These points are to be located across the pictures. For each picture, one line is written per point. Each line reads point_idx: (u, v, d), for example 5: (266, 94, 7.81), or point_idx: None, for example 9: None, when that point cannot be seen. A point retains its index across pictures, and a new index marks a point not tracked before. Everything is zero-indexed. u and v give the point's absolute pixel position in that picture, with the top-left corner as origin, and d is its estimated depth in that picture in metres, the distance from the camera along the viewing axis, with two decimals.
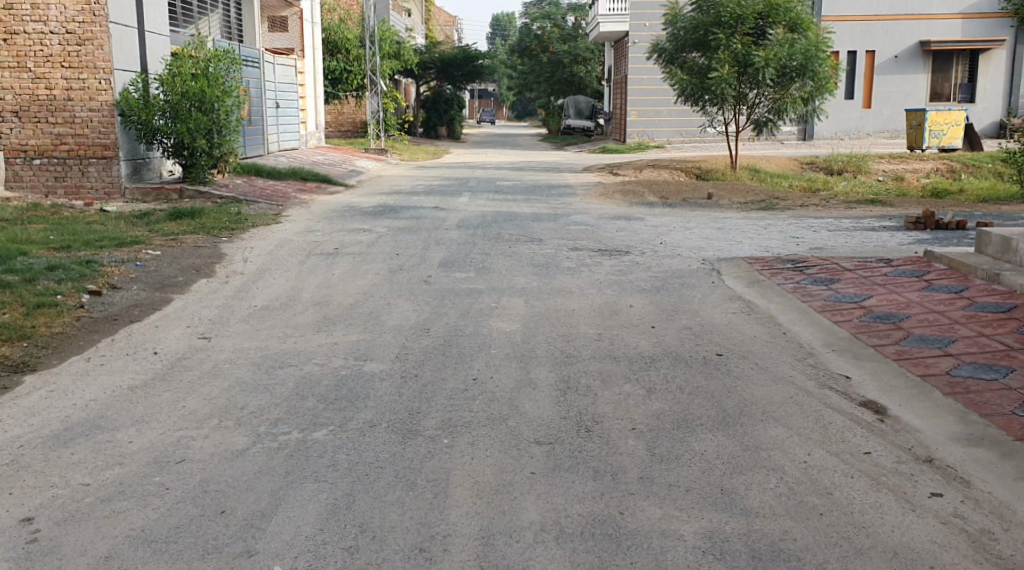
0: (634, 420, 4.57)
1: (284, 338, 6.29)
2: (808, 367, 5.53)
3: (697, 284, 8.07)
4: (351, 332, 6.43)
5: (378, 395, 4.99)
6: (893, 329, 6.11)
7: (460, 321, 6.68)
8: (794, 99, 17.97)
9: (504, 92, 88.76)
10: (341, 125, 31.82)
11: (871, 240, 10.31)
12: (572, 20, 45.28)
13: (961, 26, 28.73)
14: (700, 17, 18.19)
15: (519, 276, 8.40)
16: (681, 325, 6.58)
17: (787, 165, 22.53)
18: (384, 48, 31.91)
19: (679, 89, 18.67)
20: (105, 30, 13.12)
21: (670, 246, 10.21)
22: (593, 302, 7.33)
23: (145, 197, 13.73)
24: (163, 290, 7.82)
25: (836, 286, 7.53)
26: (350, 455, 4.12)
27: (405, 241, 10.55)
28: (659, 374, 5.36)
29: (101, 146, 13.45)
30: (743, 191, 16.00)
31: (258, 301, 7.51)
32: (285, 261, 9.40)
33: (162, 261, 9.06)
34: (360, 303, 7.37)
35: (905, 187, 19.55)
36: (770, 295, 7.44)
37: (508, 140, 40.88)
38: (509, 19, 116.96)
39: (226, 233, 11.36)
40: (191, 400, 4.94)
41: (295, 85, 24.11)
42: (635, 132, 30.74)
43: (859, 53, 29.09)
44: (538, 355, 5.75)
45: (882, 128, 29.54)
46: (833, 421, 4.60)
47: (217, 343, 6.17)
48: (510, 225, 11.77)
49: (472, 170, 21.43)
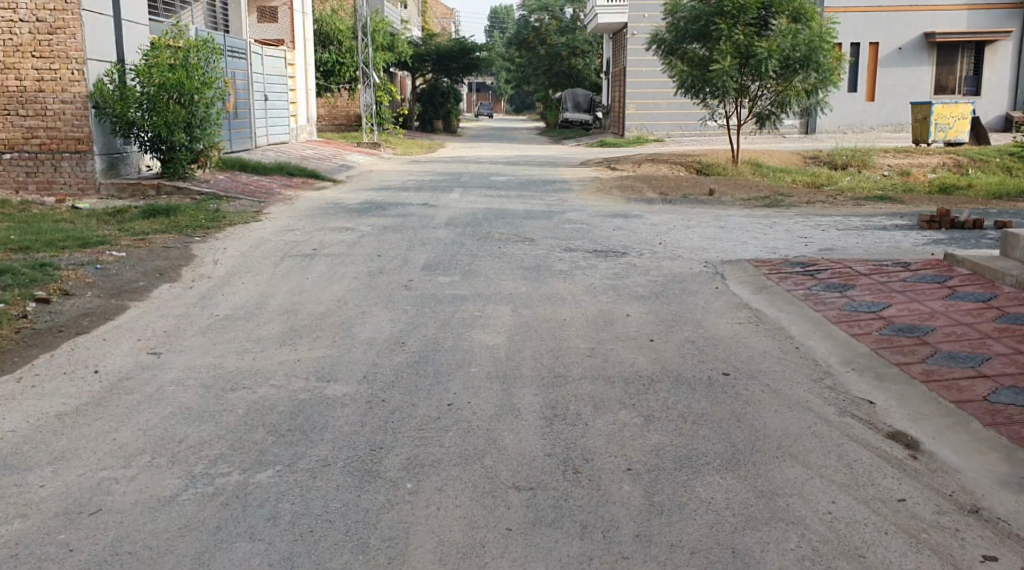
0: (630, 458, 3.96)
1: (242, 354, 5.66)
2: (826, 390, 4.90)
3: (699, 289, 7.45)
4: (318, 347, 5.80)
5: (338, 425, 4.38)
6: (918, 345, 5.50)
7: (439, 334, 6.07)
8: (797, 91, 17.38)
9: (501, 85, 87.94)
10: (334, 118, 32.10)
11: (884, 241, 9.71)
12: (570, 12, 44.53)
13: (967, 18, 28.05)
14: (701, 6, 17.55)
15: (507, 281, 7.79)
16: (683, 338, 5.97)
17: (789, 159, 21.90)
18: (379, 39, 31.19)
19: (679, 81, 18.01)
20: (77, 17, 12.44)
21: (670, 247, 9.60)
22: (587, 311, 6.71)
23: (121, 193, 13.11)
24: (120, 297, 7.20)
25: (851, 293, 6.92)
26: (295, 506, 3.51)
27: (388, 241, 9.92)
28: (658, 399, 4.74)
29: (75, 140, 12.81)
30: (747, 187, 15.43)
31: (221, 309, 6.88)
32: (257, 263, 8.79)
33: (124, 264, 8.45)
34: (332, 312, 6.75)
35: (912, 182, 18.96)
36: (780, 304, 6.82)
37: (505, 134, 40.18)
38: (506, 13, 116.62)
39: (200, 232, 10.76)
40: (125, 431, 4.33)
41: (285, 78, 23.47)
42: (633, 126, 30.12)
43: (862, 45, 28.43)
44: (523, 376, 5.12)
45: (886, 121, 28.90)
46: (861, 460, 3.98)
47: (167, 359, 5.55)
48: (502, 223, 11.16)
49: (467, 164, 20.80)
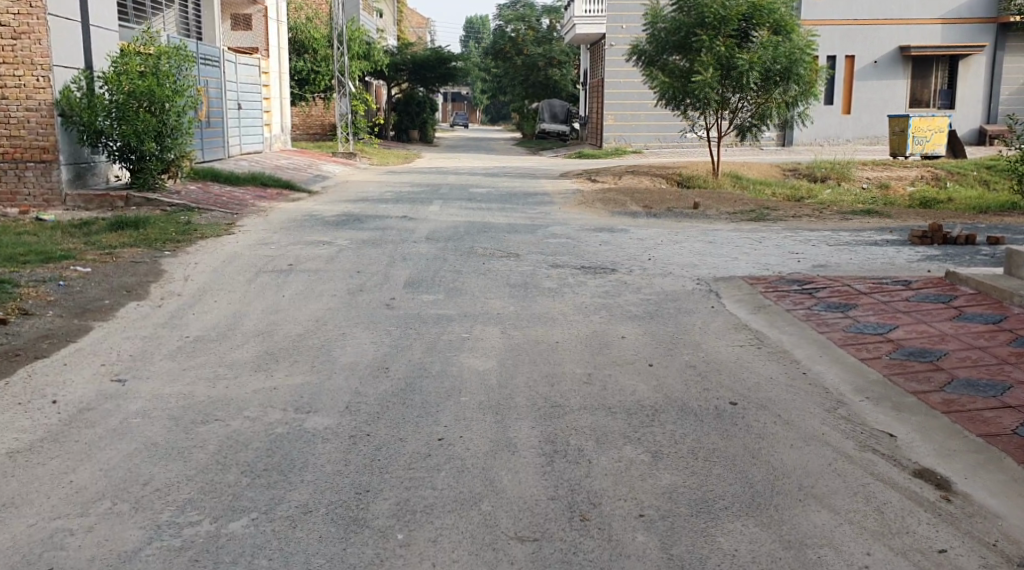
0: (641, 502, 3.65)
1: (214, 381, 5.26)
2: (842, 421, 4.60)
3: (695, 308, 7.16)
4: (296, 372, 5.42)
5: (320, 463, 4.02)
6: (933, 370, 5.21)
7: (425, 357, 5.72)
8: (778, 103, 17.19)
9: (477, 96, 87.66)
10: (309, 127, 31.52)
11: (877, 257, 9.47)
12: (546, 23, 44.34)
13: (941, 32, 28.16)
14: (682, 17, 17.31)
15: (494, 299, 7.46)
16: (683, 363, 5.65)
17: (768, 171, 21.75)
18: (354, 48, 30.71)
19: (660, 93, 17.74)
20: (42, 22, 11.95)
21: (659, 263, 9.30)
22: (579, 332, 6.38)
23: (88, 205, 12.64)
24: (83, 317, 6.77)
25: (854, 313, 6.64)
26: (275, 563, 3.21)
27: (368, 256, 9.55)
28: (664, 432, 4.42)
29: (40, 149, 12.33)
30: (730, 200, 15.19)
31: (192, 330, 6.47)
32: (230, 279, 8.38)
33: (88, 281, 8.00)
34: (311, 334, 6.37)
35: (893, 195, 18.85)
36: (781, 325, 6.52)
37: (482, 144, 39.81)
38: (483, 24, 116.57)
39: (169, 245, 10.32)
40: (83, 471, 3.93)
41: (258, 86, 22.99)
42: (612, 137, 29.92)
43: (839, 58, 28.51)
44: (518, 406, 4.77)
45: (862, 134, 28.89)
46: (891, 503, 3.70)
47: (133, 387, 5.15)
48: (484, 236, 10.82)
49: (445, 175, 20.47)
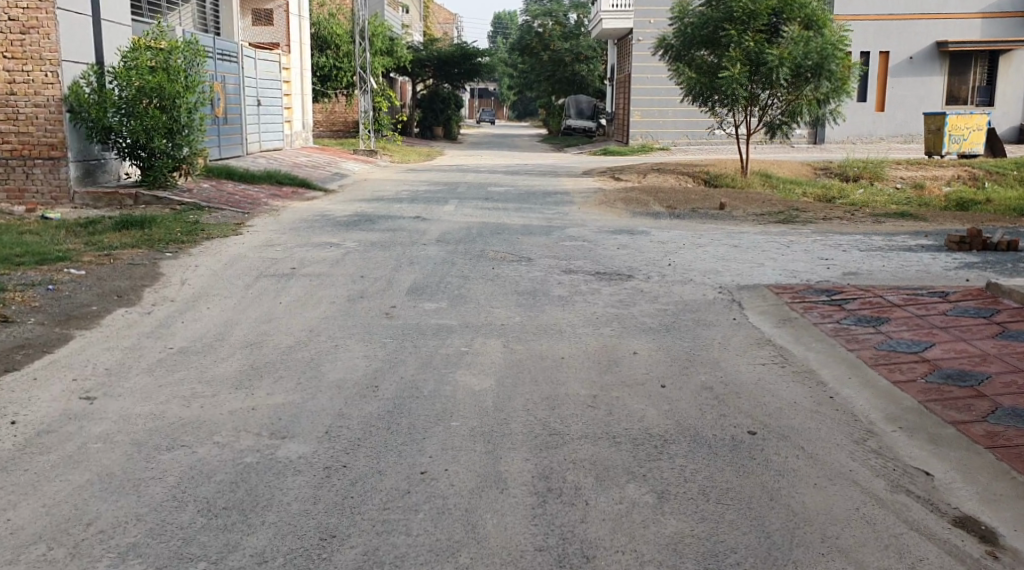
0: (641, 557, 3.23)
1: (189, 400, 4.88)
2: (872, 455, 4.13)
3: (715, 320, 6.68)
4: (278, 391, 5.02)
5: (286, 500, 3.62)
6: (974, 398, 4.71)
7: (420, 374, 5.31)
8: (809, 100, 16.62)
9: (505, 93, 87.23)
10: (332, 125, 30.87)
11: (912, 264, 8.95)
12: (574, 18, 43.69)
13: (980, 26, 27.37)
14: (710, 11, 16.77)
15: (501, 307, 7.04)
16: (699, 384, 5.19)
17: (799, 170, 21.13)
18: (378, 43, 30.32)
19: (687, 89, 17.22)
20: (51, 16, 11.67)
21: (679, 268, 8.82)
22: (588, 347, 5.94)
23: (96, 202, 12.37)
24: (65, 325, 6.42)
25: (886, 328, 6.14)
26: None
27: (374, 259, 9.17)
28: (672, 467, 3.98)
29: (48, 146, 12.06)
30: (758, 201, 14.61)
31: (176, 341, 6.11)
32: (227, 284, 8.02)
33: (80, 285, 7.68)
34: (302, 345, 5.98)
35: (927, 196, 18.22)
36: (807, 341, 6.04)
37: (507, 141, 39.35)
38: (511, 20, 116.40)
39: (172, 246, 10.00)
40: (24, 508, 3.56)
41: (279, 82, 22.72)
42: (638, 134, 29.36)
43: (873, 54, 27.72)
44: (514, 434, 4.34)
45: (895, 132, 28.15)
46: (929, 561, 3.23)
47: (101, 407, 4.78)
48: (497, 239, 10.40)
49: (465, 173, 20.06)
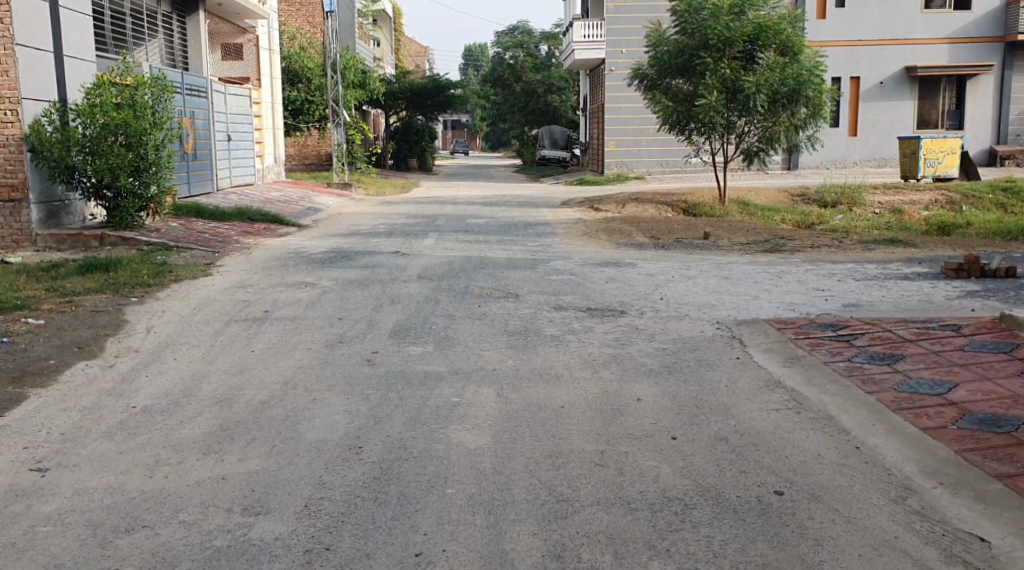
0: None
1: (153, 469, 4.41)
2: (913, 519, 3.76)
3: (718, 359, 6.29)
4: (253, 455, 4.57)
5: None
6: (1014, 447, 4.34)
7: (410, 430, 4.86)
8: (787, 127, 16.41)
9: (478, 125, 87.23)
10: (304, 158, 31.06)
11: (914, 293, 8.62)
12: (545, 49, 43.52)
13: (947, 51, 27.47)
14: (685, 39, 16.50)
15: (489, 350, 6.61)
16: (711, 434, 4.79)
17: (776, 197, 20.82)
18: (349, 76, 29.90)
19: (664, 117, 16.94)
20: (9, 52, 11.17)
21: (672, 303, 8.44)
22: (588, 393, 5.53)
23: (60, 245, 11.80)
24: (19, 383, 5.90)
25: (903, 367, 5.77)
26: None
27: (353, 299, 8.72)
28: (694, 541, 3.58)
29: (8, 187, 11.55)
30: (744, 229, 14.31)
31: (140, 398, 5.62)
32: (196, 331, 7.52)
33: (38, 335, 7.16)
34: (278, 400, 5.52)
35: (907, 220, 18.05)
36: (820, 381, 5.66)
37: (481, 172, 39.05)
38: (482, 51, 117.08)
39: (139, 291, 9.48)
40: None
41: (249, 116, 22.26)
42: (612, 164, 29.18)
43: (844, 79, 27.77)
44: (516, 503, 3.92)
45: (869, 156, 28.12)
46: None
47: (55, 479, 4.31)
48: (481, 274, 9.97)
49: (441, 205, 19.67)
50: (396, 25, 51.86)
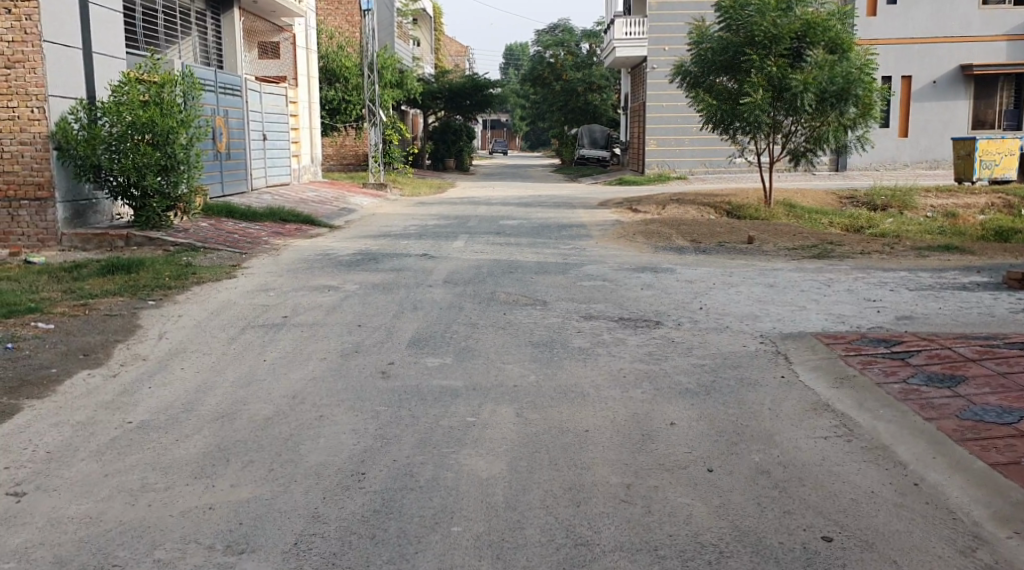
0: None
1: (137, 496, 4.04)
2: None
3: (761, 378, 5.79)
4: (246, 481, 4.19)
5: None
6: None
7: (420, 455, 4.46)
8: (836, 126, 15.72)
9: (517, 125, 86.72)
10: (342, 158, 30.90)
11: (973, 305, 8.04)
12: (586, 47, 43.15)
13: (1005, 49, 26.42)
14: (730, 36, 15.90)
15: (513, 363, 6.17)
16: (753, 465, 4.30)
17: (823, 199, 20.13)
18: (387, 76, 29.65)
19: (707, 116, 16.36)
20: (37, 49, 10.99)
21: (712, 313, 7.94)
22: (616, 415, 5.06)
23: (85, 245, 11.59)
24: (15, 394, 5.59)
25: (965, 391, 5.23)
26: None
27: (375, 305, 8.34)
28: None
29: (34, 186, 11.35)
30: (789, 233, 13.73)
31: (138, 412, 5.27)
32: (209, 337, 7.19)
33: (45, 341, 6.87)
34: (283, 417, 5.14)
35: (962, 224, 17.28)
36: (873, 405, 5.15)
37: (520, 173, 38.58)
38: (521, 51, 116.64)
39: (158, 293, 9.19)
40: None
41: (286, 116, 22.06)
42: (653, 163, 28.53)
43: (895, 78, 26.90)
44: (528, 546, 3.50)
45: (921, 158, 27.24)
46: None
47: (31, 506, 3.96)
48: (509, 279, 9.55)
49: (477, 206, 19.26)
50: (436, 24, 51.62)
